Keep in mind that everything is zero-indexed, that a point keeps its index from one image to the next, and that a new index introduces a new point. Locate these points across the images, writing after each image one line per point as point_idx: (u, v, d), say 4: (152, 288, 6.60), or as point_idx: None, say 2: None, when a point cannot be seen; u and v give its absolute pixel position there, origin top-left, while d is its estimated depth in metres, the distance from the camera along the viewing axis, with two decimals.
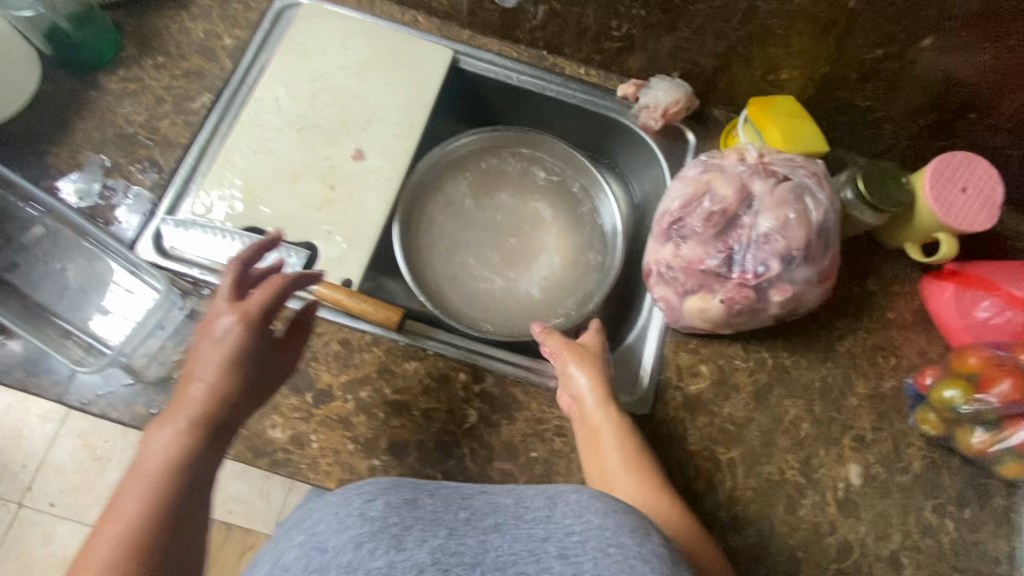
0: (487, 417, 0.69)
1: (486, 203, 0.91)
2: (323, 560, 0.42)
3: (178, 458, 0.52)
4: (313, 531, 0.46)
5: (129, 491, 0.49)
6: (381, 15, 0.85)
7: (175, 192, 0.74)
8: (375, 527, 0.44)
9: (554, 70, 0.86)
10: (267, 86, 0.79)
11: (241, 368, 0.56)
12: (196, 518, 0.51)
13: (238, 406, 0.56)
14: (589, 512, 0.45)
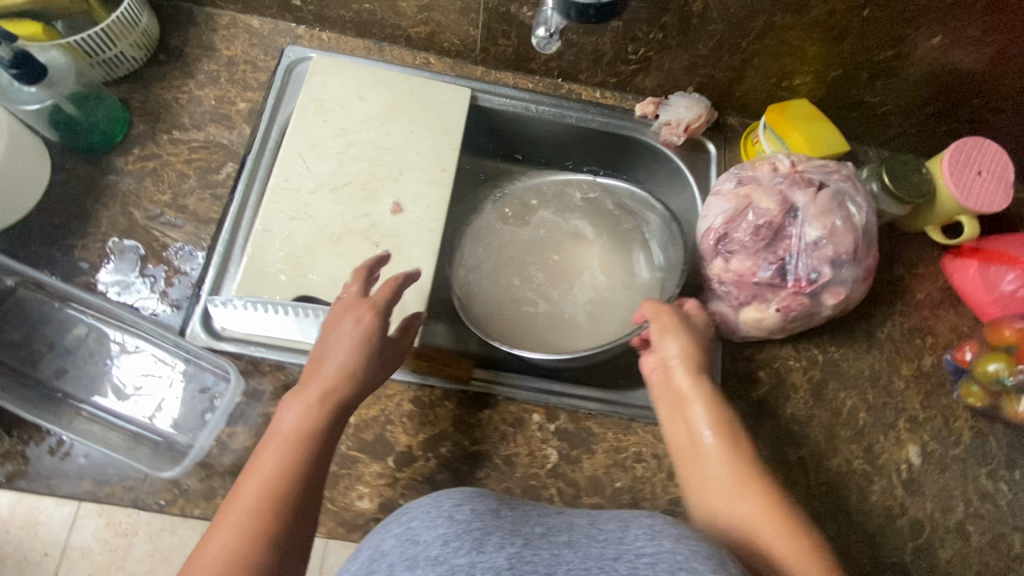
0: (567, 454, 0.70)
1: (522, 229, 0.90)
2: (414, 551, 0.46)
3: (310, 432, 0.54)
4: (409, 525, 0.51)
5: (267, 455, 0.52)
6: (392, 61, 0.85)
7: (216, 272, 0.71)
8: (462, 529, 0.48)
9: (571, 96, 0.87)
10: (290, 148, 0.76)
11: (374, 354, 0.60)
12: (317, 495, 0.52)
13: (365, 389, 0.59)
14: (662, 537, 0.47)
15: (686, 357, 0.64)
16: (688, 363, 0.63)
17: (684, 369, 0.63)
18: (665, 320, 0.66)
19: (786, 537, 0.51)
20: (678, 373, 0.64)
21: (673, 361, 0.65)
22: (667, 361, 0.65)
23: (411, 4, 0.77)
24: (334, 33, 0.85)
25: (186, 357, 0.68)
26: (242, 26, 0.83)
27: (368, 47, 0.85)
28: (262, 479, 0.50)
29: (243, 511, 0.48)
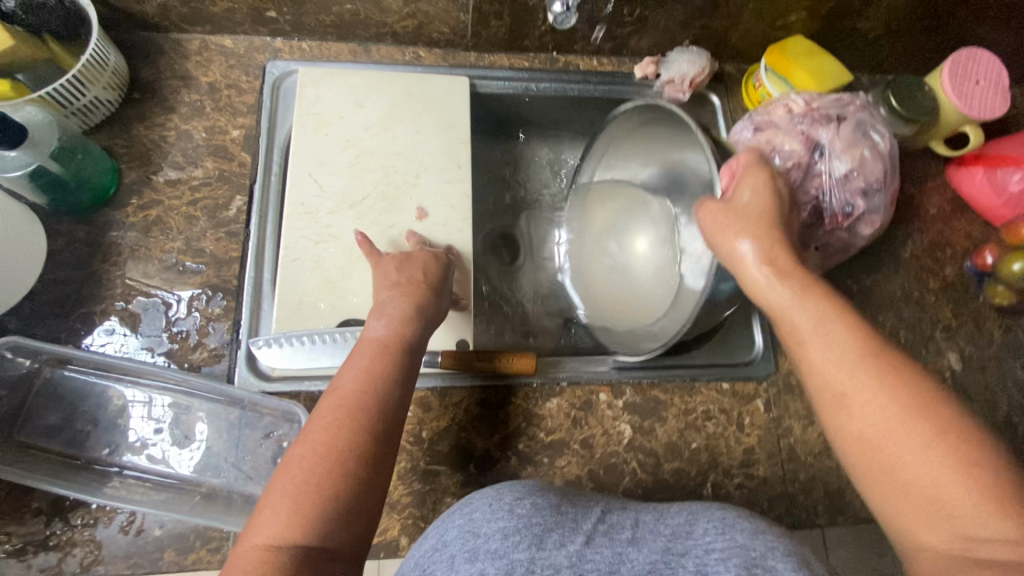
0: (640, 426, 0.71)
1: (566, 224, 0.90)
2: (475, 542, 0.48)
3: (339, 441, 0.48)
4: (470, 515, 0.51)
5: (289, 473, 0.47)
6: (380, 60, 0.81)
7: (250, 312, 0.68)
8: (522, 523, 0.49)
9: (569, 68, 0.85)
10: (298, 169, 0.73)
11: (405, 353, 0.56)
12: (364, 501, 0.47)
13: (409, 358, 0.56)
14: (733, 530, 0.48)
15: (763, 253, 0.54)
16: (765, 263, 0.54)
17: (760, 271, 0.54)
18: (723, 215, 0.57)
19: (931, 456, 0.43)
20: (759, 278, 0.54)
21: (750, 254, 0.55)
22: (739, 256, 0.55)
23: None
24: (315, 41, 0.80)
25: (242, 408, 0.65)
26: (216, 49, 0.78)
27: (353, 49, 0.81)
28: (309, 466, 0.47)
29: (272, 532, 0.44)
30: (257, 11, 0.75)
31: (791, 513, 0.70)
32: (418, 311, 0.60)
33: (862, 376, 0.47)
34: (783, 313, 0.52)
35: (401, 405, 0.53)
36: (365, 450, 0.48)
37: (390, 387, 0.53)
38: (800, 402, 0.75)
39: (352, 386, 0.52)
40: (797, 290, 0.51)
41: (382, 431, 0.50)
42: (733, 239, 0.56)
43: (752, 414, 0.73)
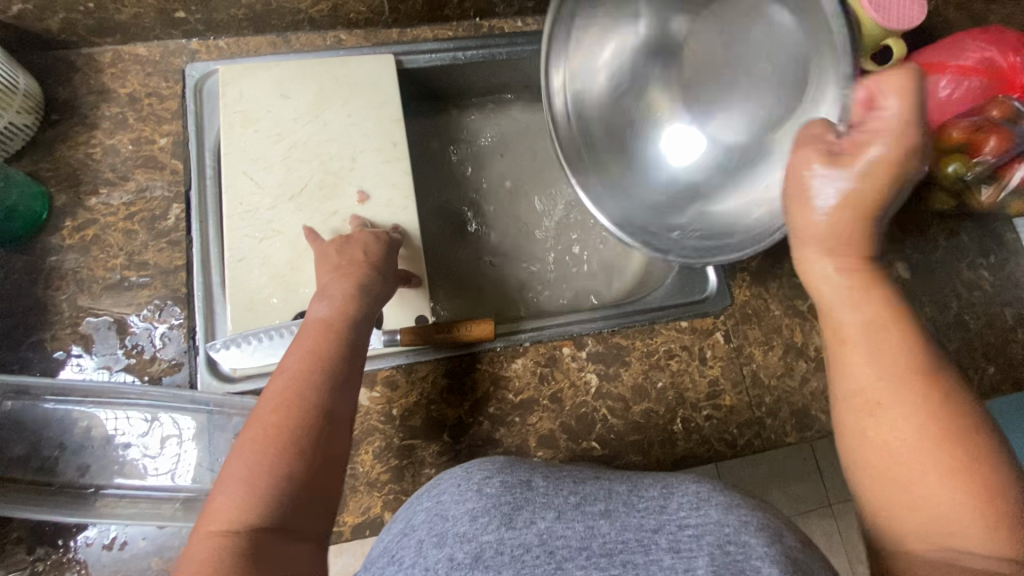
0: (605, 373, 0.72)
1: (535, 172, 0.93)
2: (443, 525, 0.49)
3: (286, 424, 0.49)
4: (438, 498, 0.52)
5: (238, 460, 0.47)
6: (301, 48, 0.80)
7: (204, 318, 0.68)
8: (490, 503, 0.49)
9: (494, 33, 0.84)
10: (233, 170, 0.72)
11: (347, 335, 0.56)
12: (320, 480, 0.48)
13: (355, 335, 0.57)
14: (707, 506, 0.48)
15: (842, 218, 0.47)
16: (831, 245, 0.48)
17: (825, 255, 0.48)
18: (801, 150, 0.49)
19: (948, 484, 0.42)
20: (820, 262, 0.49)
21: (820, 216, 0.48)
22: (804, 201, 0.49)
23: None
24: (231, 38, 0.79)
25: (208, 412, 0.65)
26: (131, 58, 0.76)
27: (273, 41, 0.80)
28: (259, 447, 0.48)
29: (226, 509, 0.45)
30: (165, 13, 0.73)
31: (761, 437, 0.72)
32: (359, 291, 0.60)
33: (903, 392, 0.44)
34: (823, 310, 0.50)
35: (350, 379, 0.54)
36: (308, 428, 0.49)
37: (336, 361, 0.54)
38: (758, 329, 0.77)
39: (298, 366, 0.53)
40: (853, 285, 0.47)
41: (331, 413, 0.51)
42: (803, 180, 0.49)
43: (713, 347, 0.75)
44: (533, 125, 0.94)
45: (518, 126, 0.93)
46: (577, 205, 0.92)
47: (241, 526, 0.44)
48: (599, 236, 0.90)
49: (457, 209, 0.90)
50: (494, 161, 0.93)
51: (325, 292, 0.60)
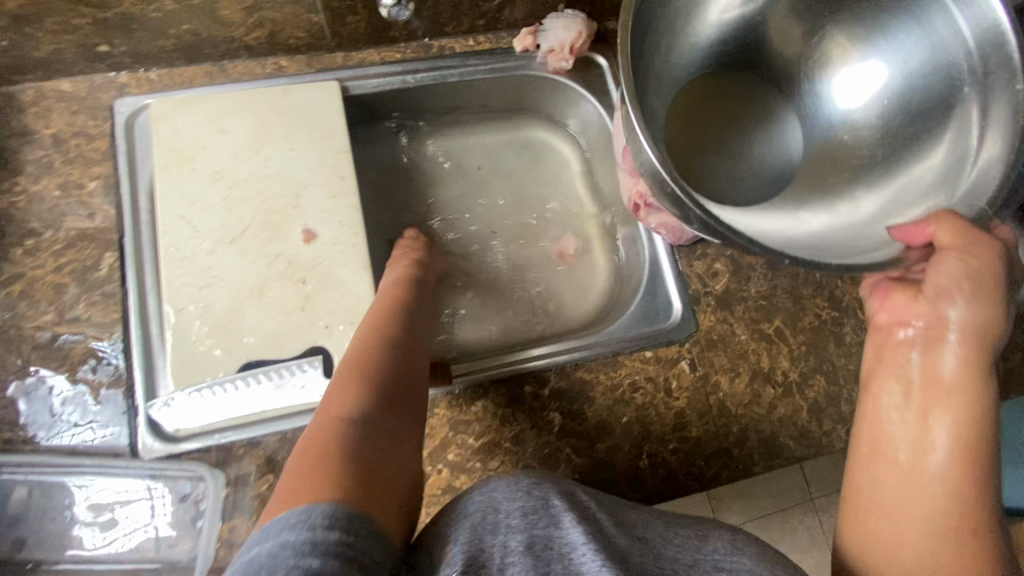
0: (569, 411, 0.70)
1: (495, 197, 0.90)
2: (494, 520, 0.47)
3: (382, 351, 0.60)
4: (485, 491, 0.50)
5: (342, 381, 0.56)
6: (239, 78, 0.76)
7: (143, 375, 0.65)
8: (541, 503, 0.48)
9: (445, 53, 0.81)
10: (169, 214, 0.68)
11: (418, 293, 0.71)
12: (411, 399, 0.58)
13: (423, 296, 0.72)
14: (743, 552, 0.47)
15: (967, 329, 0.49)
16: (964, 342, 0.49)
17: (954, 348, 0.50)
18: (966, 229, 0.49)
19: None
20: (948, 353, 0.50)
21: (948, 321, 0.50)
22: (944, 292, 0.50)
23: (233, 9, 0.67)
24: (163, 69, 0.74)
25: (150, 468, 0.62)
26: (55, 95, 0.72)
27: (208, 71, 0.75)
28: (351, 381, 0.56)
29: (345, 416, 0.52)
30: (87, 48, 0.68)
31: (729, 468, 0.71)
32: (424, 261, 0.76)
33: (963, 498, 0.46)
34: (889, 411, 0.52)
35: (418, 322, 0.67)
36: (396, 367, 0.59)
37: (413, 308, 0.68)
38: (724, 356, 0.75)
39: (378, 310, 0.66)
40: (960, 386, 0.49)
41: (414, 348, 0.63)
42: (951, 269, 0.49)
43: (679, 376, 0.73)
44: (492, 147, 0.90)
45: (477, 147, 0.90)
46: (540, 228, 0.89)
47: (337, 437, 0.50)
48: (563, 260, 0.88)
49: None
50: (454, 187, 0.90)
51: (396, 267, 0.74)
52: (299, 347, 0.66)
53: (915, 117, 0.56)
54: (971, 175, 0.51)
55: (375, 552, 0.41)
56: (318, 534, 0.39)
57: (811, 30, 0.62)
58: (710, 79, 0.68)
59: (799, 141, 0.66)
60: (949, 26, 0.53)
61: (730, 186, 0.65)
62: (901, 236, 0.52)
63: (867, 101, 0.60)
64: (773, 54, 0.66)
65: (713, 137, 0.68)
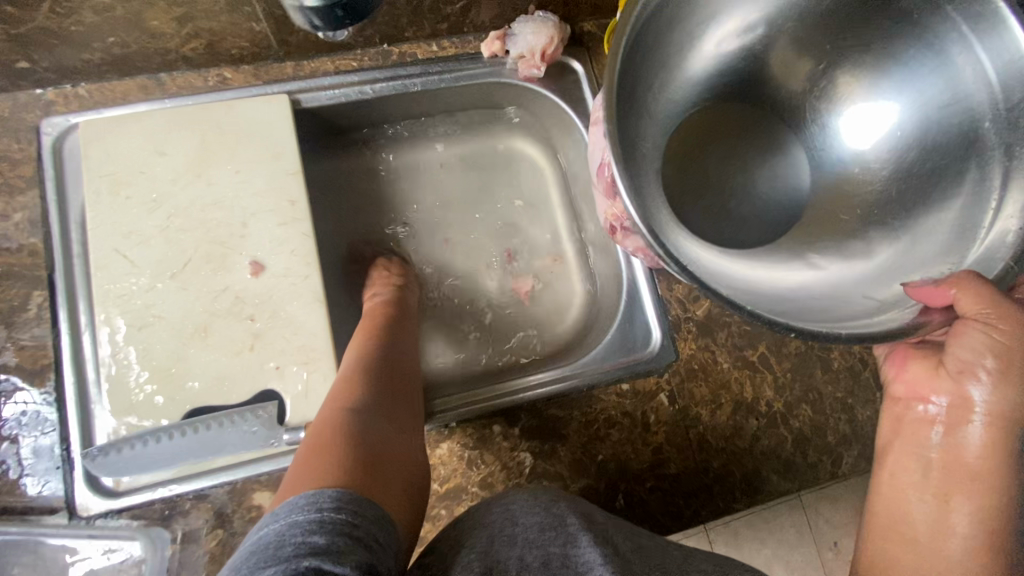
0: (541, 450, 0.66)
1: (466, 213, 0.84)
2: (512, 530, 0.50)
3: (366, 363, 0.60)
4: (505, 506, 0.54)
5: (332, 396, 0.55)
6: (179, 93, 0.69)
7: (79, 425, 0.60)
8: (556, 520, 0.51)
9: (406, 61, 0.74)
10: (102, 247, 0.63)
11: (399, 306, 0.71)
12: (403, 404, 0.57)
13: (405, 311, 0.72)
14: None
15: (994, 415, 0.48)
16: (992, 427, 0.48)
17: (980, 432, 0.48)
18: (1000, 302, 0.45)
19: None
20: (972, 434, 0.49)
21: (973, 404, 0.48)
22: (968, 371, 0.48)
23: (163, 20, 0.61)
24: (93, 84, 0.68)
25: (90, 526, 0.59)
26: None
27: (144, 84, 0.69)
28: (346, 376, 0.58)
29: (338, 423, 0.51)
30: (3, 66, 0.62)
31: (709, 506, 0.68)
32: (405, 279, 0.76)
33: None
34: (907, 486, 0.52)
35: (402, 333, 0.67)
36: (390, 365, 0.61)
37: (394, 321, 0.68)
38: (706, 387, 0.71)
39: (361, 330, 0.66)
40: (983, 470, 0.49)
41: (400, 357, 0.63)
42: (975, 349, 0.47)
43: (658, 411, 0.70)
44: (462, 159, 0.85)
45: (446, 160, 0.85)
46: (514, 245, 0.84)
47: (339, 427, 0.51)
48: (537, 280, 0.83)
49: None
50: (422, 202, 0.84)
51: (376, 286, 0.74)
52: (248, 391, 0.62)
53: (934, 162, 0.52)
54: (990, 232, 0.48)
55: (377, 534, 0.42)
56: (325, 515, 0.40)
57: (817, 64, 0.58)
58: (711, 111, 0.63)
59: (806, 180, 0.62)
60: (973, 67, 0.49)
61: (732, 228, 0.62)
62: (917, 295, 0.49)
63: (879, 142, 0.56)
64: (774, 87, 0.61)
65: (715, 173, 0.63)
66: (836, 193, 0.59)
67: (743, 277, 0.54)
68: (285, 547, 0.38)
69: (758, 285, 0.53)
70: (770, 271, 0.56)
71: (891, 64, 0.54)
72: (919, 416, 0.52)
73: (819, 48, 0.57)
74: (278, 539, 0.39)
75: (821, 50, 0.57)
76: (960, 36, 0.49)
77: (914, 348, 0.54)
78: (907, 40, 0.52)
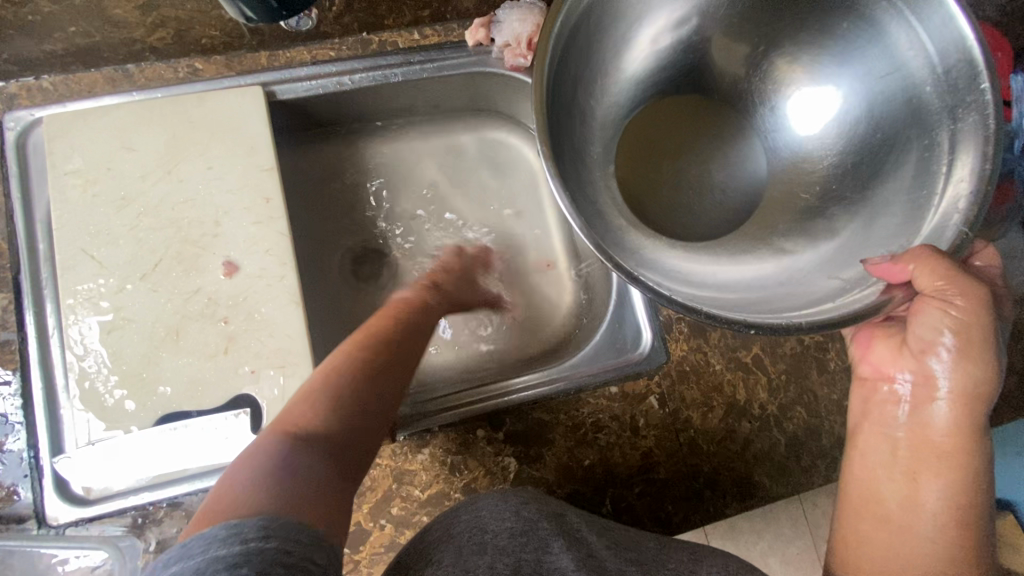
0: (526, 455, 0.65)
1: (450, 207, 0.82)
2: (485, 536, 0.48)
3: (354, 372, 0.51)
4: (476, 510, 0.51)
5: (300, 400, 0.49)
6: (148, 86, 0.67)
7: (48, 431, 0.58)
8: (527, 524, 0.50)
9: (385, 49, 0.71)
10: (69, 246, 0.60)
11: (420, 309, 0.63)
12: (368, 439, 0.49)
13: (429, 317, 0.63)
14: None
15: (958, 393, 0.46)
16: (956, 402, 0.46)
17: (944, 406, 0.47)
18: (955, 274, 0.44)
19: None
20: (937, 410, 0.48)
21: (937, 381, 0.47)
22: (929, 349, 0.47)
23: (126, 9, 0.58)
24: (58, 76, 0.66)
25: (60, 536, 0.58)
26: None
27: (112, 76, 0.67)
28: (326, 378, 0.50)
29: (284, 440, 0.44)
30: None
31: (699, 512, 0.66)
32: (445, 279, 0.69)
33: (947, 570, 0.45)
34: (876, 467, 0.50)
35: (411, 344, 0.58)
36: (379, 383, 0.52)
37: (409, 327, 0.59)
38: (696, 390, 0.69)
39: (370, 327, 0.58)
40: (950, 447, 0.47)
41: (396, 375, 0.54)
42: (934, 326, 0.46)
43: (647, 414, 0.67)
44: (447, 151, 0.82)
45: (431, 153, 0.82)
46: (502, 241, 0.82)
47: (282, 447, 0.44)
48: (526, 278, 0.81)
49: (360, 256, 0.79)
50: (407, 197, 0.82)
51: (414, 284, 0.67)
52: (222, 397, 0.59)
53: (878, 137, 0.51)
54: (938, 210, 0.47)
55: (313, 556, 0.37)
56: (254, 545, 0.35)
57: (755, 48, 0.56)
58: (650, 108, 0.61)
59: (762, 163, 0.59)
60: (911, 45, 0.48)
61: (691, 218, 0.60)
62: (878, 272, 0.47)
63: (827, 125, 0.54)
64: (711, 75, 0.59)
65: (669, 167, 0.62)
66: (790, 176, 0.57)
67: (694, 272, 0.52)
68: None
69: (715, 279, 0.52)
70: (731, 262, 0.54)
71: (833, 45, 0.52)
72: (884, 397, 0.51)
73: (754, 35, 0.55)
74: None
75: (757, 35, 0.55)
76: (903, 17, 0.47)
77: (881, 326, 0.53)
78: (845, 13, 0.50)
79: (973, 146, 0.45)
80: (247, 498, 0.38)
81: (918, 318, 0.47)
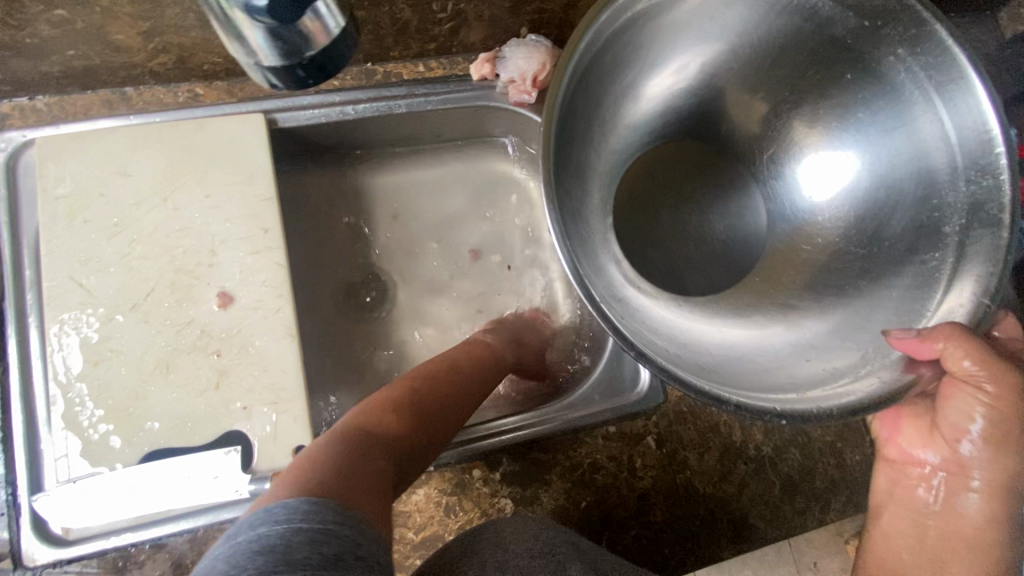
0: (522, 496, 0.64)
1: (449, 235, 0.81)
2: (504, 555, 0.48)
3: (424, 396, 0.53)
4: (497, 532, 0.52)
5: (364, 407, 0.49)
6: (146, 110, 0.66)
7: (28, 467, 0.56)
8: (546, 548, 0.50)
9: (390, 81, 0.70)
10: (57, 275, 0.58)
11: (487, 346, 0.67)
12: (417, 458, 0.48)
13: (500, 361, 0.66)
14: None
15: (993, 484, 0.47)
16: (989, 493, 0.47)
17: (979, 497, 0.48)
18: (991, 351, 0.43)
19: None
20: (969, 500, 0.48)
21: (971, 472, 0.48)
22: (959, 434, 0.47)
23: (129, 35, 0.57)
24: (54, 97, 0.64)
25: None
26: None
27: (109, 99, 0.66)
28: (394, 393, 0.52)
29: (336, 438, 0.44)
30: None
31: (695, 554, 0.65)
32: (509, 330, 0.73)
33: None
34: (901, 552, 0.51)
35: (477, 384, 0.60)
36: (438, 412, 0.53)
37: (478, 367, 0.62)
38: (694, 430, 0.69)
39: (439, 360, 0.61)
40: (984, 532, 0.48)
41: (454, 408, 0.55)
42: (965, 412, 0.46)
43: (644, 454, 0.67)
44: (446, 181, 0.82)
45: (432, 183, 0.82)
46: (501, 271, 0.81)
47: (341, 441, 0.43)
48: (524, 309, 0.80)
49: (354, 284, 0.78)
50: (404, 226, 0.81)
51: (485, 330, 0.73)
52: (212, 434, 0.58)
53: (885, 202, 0.52)
54: (937, 308, 0.47)
55: (379, 554, 0.35)
56: (333, 526, 0.33)
57: (776, 98, 0.57)
58: (641, 158, 0.63)
59: (762, 219, 0.62)
60: (932, 126, 0.48)
61: (687, 275, 0.61)
62: (901, 345, 0.46)
63: (837, 192, 0.55)
64: (726, 123, 0.61)
65: (664, 223, 0.64)
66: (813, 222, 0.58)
67: (703, 340, 0.52)
68: (294, 552, 0.31)
69: (715, 344, 0.52)
70: (737, 326, 0.54)
71: (849, 96, 0.52)
72: (915, 477, 0.51)
73: (776, 85, 0.57)
74: (285, 544, 0.31)
75: (781, 83, 0.56)
76: (924, 98, 0.48)
77: (908, 404, 0.52)
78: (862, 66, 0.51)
79: (989, 215, 0.46)
80: (305, 478, 0.37)
81: (954, 405, 0.47)
